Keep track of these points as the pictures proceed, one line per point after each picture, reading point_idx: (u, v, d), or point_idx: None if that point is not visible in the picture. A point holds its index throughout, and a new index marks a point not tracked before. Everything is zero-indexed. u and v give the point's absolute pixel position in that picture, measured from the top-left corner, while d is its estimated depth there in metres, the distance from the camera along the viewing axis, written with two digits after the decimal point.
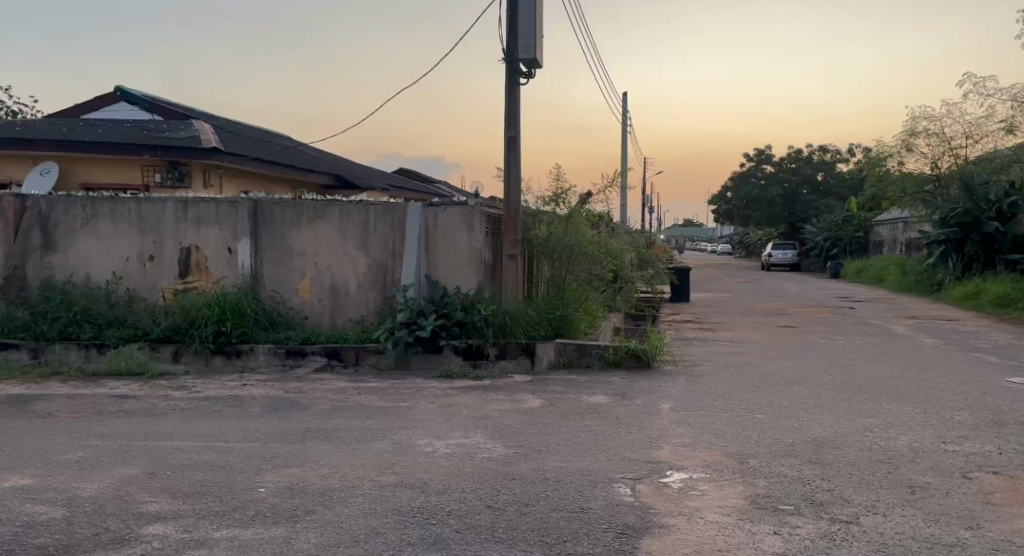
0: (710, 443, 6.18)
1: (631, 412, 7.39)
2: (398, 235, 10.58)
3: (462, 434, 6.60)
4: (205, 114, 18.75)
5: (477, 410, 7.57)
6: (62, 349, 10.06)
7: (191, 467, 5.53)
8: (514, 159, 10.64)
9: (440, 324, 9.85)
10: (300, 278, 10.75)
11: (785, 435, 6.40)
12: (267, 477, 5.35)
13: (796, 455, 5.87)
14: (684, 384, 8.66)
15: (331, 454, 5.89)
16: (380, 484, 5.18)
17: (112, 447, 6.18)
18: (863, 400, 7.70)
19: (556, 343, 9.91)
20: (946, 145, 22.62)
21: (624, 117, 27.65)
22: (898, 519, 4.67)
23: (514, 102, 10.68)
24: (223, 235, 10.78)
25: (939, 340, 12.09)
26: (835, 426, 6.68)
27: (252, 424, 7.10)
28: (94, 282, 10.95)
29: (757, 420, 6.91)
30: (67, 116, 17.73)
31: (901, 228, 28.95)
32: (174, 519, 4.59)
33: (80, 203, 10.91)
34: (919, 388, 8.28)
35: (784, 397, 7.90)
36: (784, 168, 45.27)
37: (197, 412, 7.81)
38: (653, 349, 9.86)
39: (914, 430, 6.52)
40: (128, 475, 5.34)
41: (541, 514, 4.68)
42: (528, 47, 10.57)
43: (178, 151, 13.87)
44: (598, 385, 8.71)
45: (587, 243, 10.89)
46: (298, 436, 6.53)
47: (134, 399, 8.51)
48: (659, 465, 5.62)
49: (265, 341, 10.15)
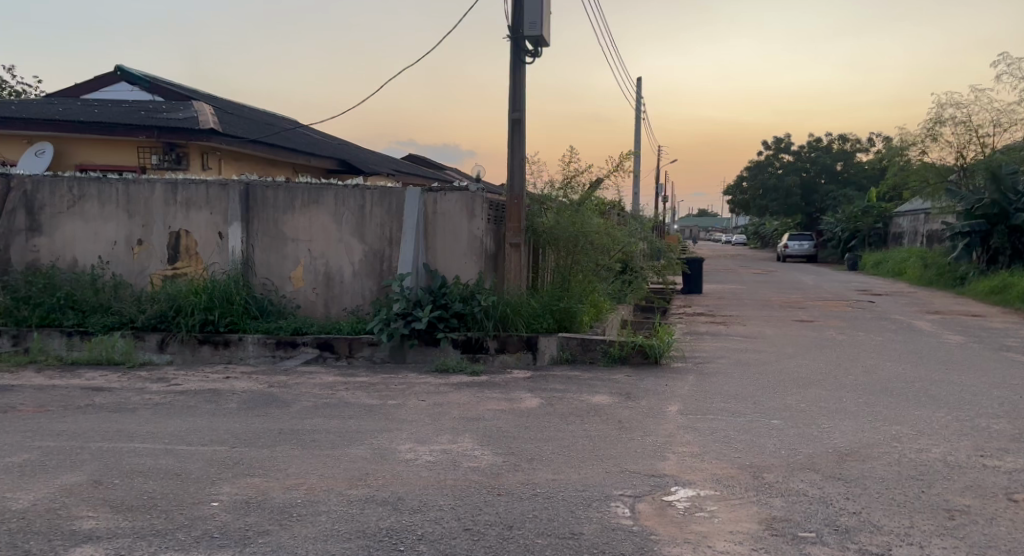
0: (721, 454, 5.56)
1: (636, 415, 6.79)
2: (396, 221, 9.97)
3: (449, 438, 6.01)
4: (206, 96, 18.20)
5: (469, 411, 7.00)
6: (43, 337, 9.57)
7: (142, 476, 4.98)
8: (517, 143, 10.03)
9: (438, 316, 9.27)
10: (293, 265, 10.19)
11: (803, 445, 5.77)
12: (223, 488, 4.79)
13: (817, 469, 5.25)
14: (694, 384, 8.05)
15: (300, 462, 5.32)
16: (347, 500, 4.61)
17: (62, 449, 5.63)
18: (889, 405, 7.06)
19: (560, 338, 9.30)
20: (973, 133, 21.84)
21: (636, 104, 26.95)
22: (937, 553, 4.05)
23: (520, 82, 10.06)
24: (214, 219, 10.21)
25: (966, 337, 11.42)
26: (860, 435, 6.06)
27: (223, 424, 6.54)
28: (80, 266, 10.44)
29: (774, 427, 6.30)
30: (66, 95, 17.24)
31: (922, 219, 28.15)
32: (109, 540, 4.05)
33: (67, 183, 10.37)
34: (949, 391, 7.63)
35: (802, 400, 7.28)
36: (804, 157, 44.25)
37: (169, 408, 7.26)
38: (662, 344, 9.20)
39: (948, 441, 5.90)
40: (70, 485, 4.80)
41: (526, 540, 4.11)
42: (534, 23, 9.93)
43: (175, 131, 13.30)
44: (601, 384, 8.09)
45: (595, 231, 10.26)
46: (270, 439, 5.97)
47: (107, 392, 7.98)
48: (663, 479, 5.01)
49: (255, 331, 9.59)
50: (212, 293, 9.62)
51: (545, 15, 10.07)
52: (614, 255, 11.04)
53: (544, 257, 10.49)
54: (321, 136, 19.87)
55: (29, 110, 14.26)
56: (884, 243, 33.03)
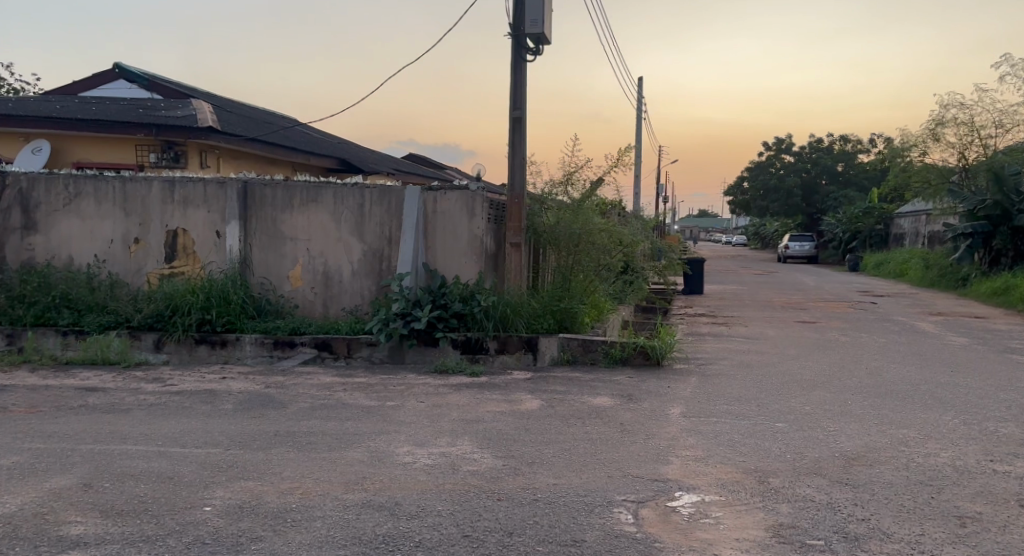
0: (725, 458, 5.45)
1: (638, 417, 6.68)
2: (396, 220, 9.86)
3: (448, 441, 5.89)
4: (205, 94, 18.08)
5: (469, 413, 6.88)
6: (38, 336, 9.45)
7: (133, 479, 4.88)
8: (518, 142, 9.92)
9: (437, 316, 9.15)
10: (292, 265, 10.07)
11: (809, 449, 5.65)
12: (216, 492, 4.68)
13: (824, 474, 5.14)
14: (696, 385, 7.93)
15: (296, 464, 5.21)
16: (344, 505, 4.50)
17: (53, 451, 5.53)
18: (895, 408, 6.95)
19: (560, 339, 9.18)
20: (976, 135, 21.76)
21: (637, 104, 26.85)
22: None
23: (521, 80, 9.94)
24: (211, 218, 10.10)
25: (971, 339, 11.31)
26: (866, 438, 5.95)
27: (218, 425, 6.42)
28: (75, 265, 10.32)
29: (778, 430, 6.18)
30: (64, 93, 17.13)
31: (924, 221, 28.06)
32: (98, 546, 3.96)
33: (63, 181, 10.26)
34: (956, 394, 7.51)
35: (807, 402, 7.18)
36: (805, 158, 44.15)
37: (163, 409, 7.15)
38: (663, 346, 9.09)
39: (957, 445, 5.78)
40: (59, 489, 4.70)
41: (526, 547, 4.00)
42: (535, 20, 9.81)
43: (172, 130, 13.19)
44: (602, 386, 7.97)
45: (597, 230, 10.14)
46: (266, 441, 5.86)
47: (102, 393, 7.87)
48: (667, 484, 4.90)
49: (252, 331, 9.48)
50: (209, 293, 9.50)
51: (546, 12, 9.95)
52: (616, 255, 10.92)
53: (545, 257, 10.40)
54: (320, 135, 19.73)
55: (25, 108, 14.16)
56: (885, 244, 32.92)
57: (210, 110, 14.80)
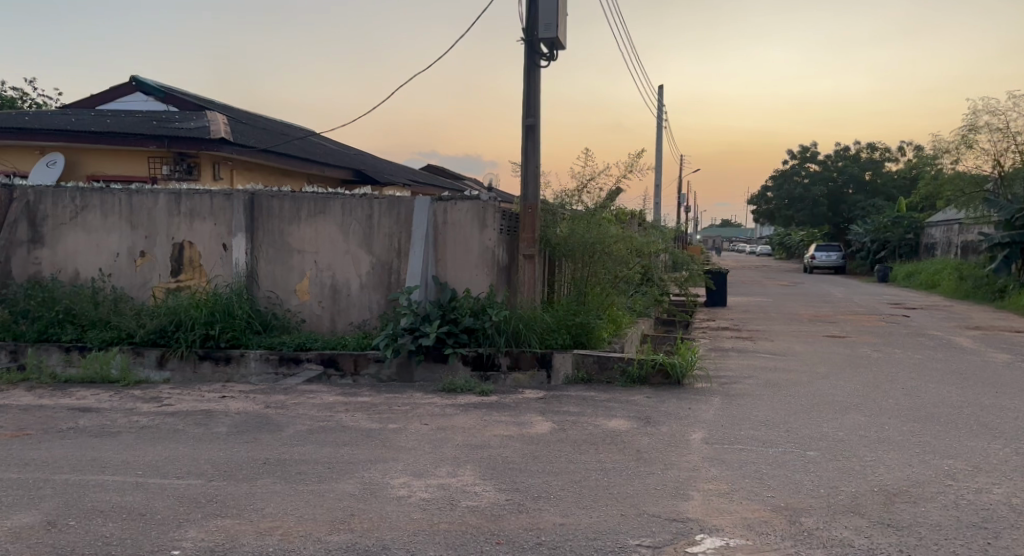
0: (752, 494, 4.94)
1: (656, 443, 6.19)
2: (404, 232, 9.45)
3: (448, 471, 5.45)
4: (222, 106, 17.88)
5: (474, 437, 6.43)
6: (39, 353, 9.10)
7: (102, 516, 4.48)
8: (531, 149, 9.48)
9: (446, 331, 8.71)
10: (299, 278, 9.68)
11: (845, 483, 5.13)
12: (189, 532, 4.26)
13: (862, 513, 4.61)
14: (719, 408, 7.40)
15: (280, 499, 4.78)
16: (324, 549, 4.08)
17: (23, 482, 5.14)
18: (939, 434, 6.39)
19: (574, 355, 8.70)
20: (1011, 140, 20.96)
21: (659, 112, 26.39)
22: None
23: (533, 86, 9.51)
24: (218, 230, 9.75)
25: (1012, 356, 10.63)
26: (908, 470, 5.41)
27: (206, 452, 6.02)
28: (81, 279, 10.01)
29: (810, 460, 5.66)
30: (82, 107, 16.98)
31: (957, 230, 27.21)
32: None
33: (69, 193, 9.95)
34: (1003, 419, 6.92)
35: (840, 427, 6.64)
36: (832, 166, 43.29)
37: (154, 433, 6.75)
38: (684, 364, 8.59)
39: (1010, 479, 5.23)
40: (20, 527, 4.32)
41: None
42: (550, 24, 9.35)
43: (184, 141, 12.88)
44: (619, 407, 7.46)
45: (611, 241, 9.66)
46: (252, 471, 5.43)
47: (94, 414, 7.50)
48: (687, 525, 4.41)
49: (257, 346, 9.08)
50: (214, 307, 9.13)
51: (562, 16, 9.48)
52: (635, 267, 10.43)
53: (560, 268, 9.95)
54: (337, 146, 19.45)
55: (39, 121, 13.96)
56: (915, 254, 32.14)
57: (223, 121, 14.53)
